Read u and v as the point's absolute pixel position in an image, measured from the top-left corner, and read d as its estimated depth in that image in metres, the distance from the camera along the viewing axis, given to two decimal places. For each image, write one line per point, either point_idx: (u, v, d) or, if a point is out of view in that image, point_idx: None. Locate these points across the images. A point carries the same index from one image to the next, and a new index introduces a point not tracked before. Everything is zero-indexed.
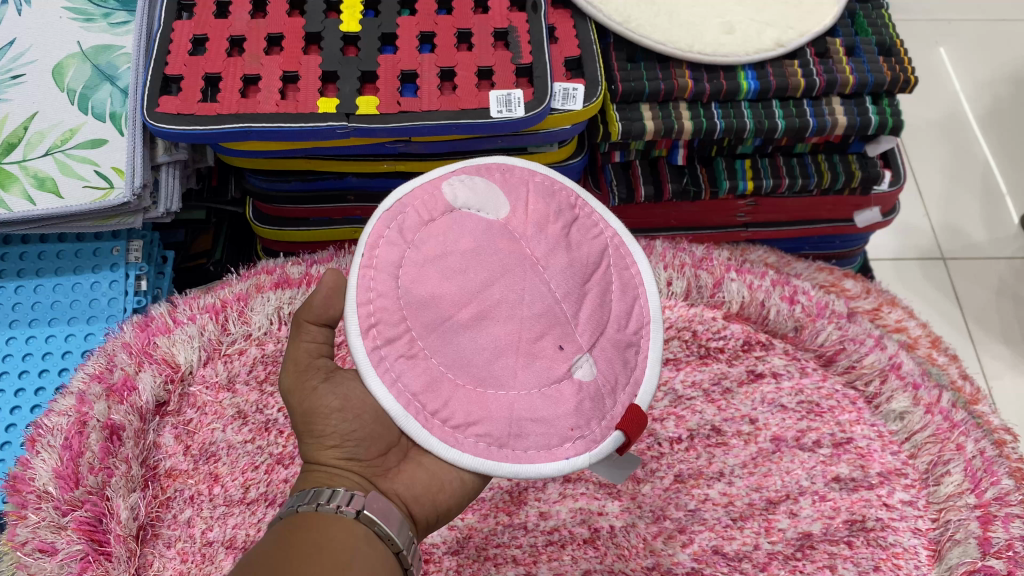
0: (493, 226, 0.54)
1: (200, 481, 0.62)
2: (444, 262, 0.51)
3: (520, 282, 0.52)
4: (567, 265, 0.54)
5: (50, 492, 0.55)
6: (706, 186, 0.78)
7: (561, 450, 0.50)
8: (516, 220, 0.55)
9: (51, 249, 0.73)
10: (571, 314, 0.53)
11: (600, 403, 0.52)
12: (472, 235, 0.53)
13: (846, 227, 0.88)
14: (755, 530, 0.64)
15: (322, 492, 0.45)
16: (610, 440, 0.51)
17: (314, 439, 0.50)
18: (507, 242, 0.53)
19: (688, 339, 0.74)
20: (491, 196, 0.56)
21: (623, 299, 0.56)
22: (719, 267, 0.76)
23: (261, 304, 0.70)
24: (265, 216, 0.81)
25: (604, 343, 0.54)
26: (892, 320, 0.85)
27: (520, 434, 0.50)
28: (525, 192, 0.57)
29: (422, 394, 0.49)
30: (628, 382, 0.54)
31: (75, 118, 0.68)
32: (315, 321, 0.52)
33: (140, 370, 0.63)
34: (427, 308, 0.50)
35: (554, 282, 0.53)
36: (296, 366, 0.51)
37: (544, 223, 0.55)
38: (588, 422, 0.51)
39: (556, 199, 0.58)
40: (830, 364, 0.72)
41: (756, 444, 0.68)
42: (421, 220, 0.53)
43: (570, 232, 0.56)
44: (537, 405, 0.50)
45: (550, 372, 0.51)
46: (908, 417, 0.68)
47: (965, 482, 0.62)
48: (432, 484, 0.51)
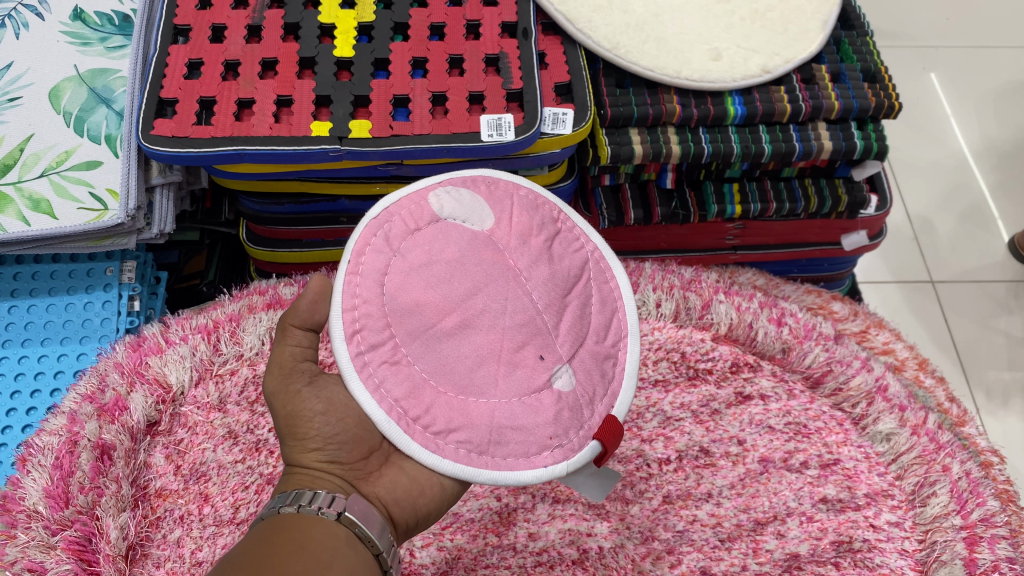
0: (477, 237, 0.55)
1: (190, 501, 0.62)
2: (428, 270, 0.52)
3: (504, 292, 0.53)
4: (548, 277, 0.55)
5: (40, 511, 0.55)
6: (695, 210, 0.79)
7: (540, 458, 0.51)
8: (501, 231, 0.56)
9: (46, 269, 0.73)
10: (552, 325, 0.54)
11: (578, 413, 0.53)
12: (457, 245, 0.54)
13: (834, 249, 0.89)
14: (743, 551, 0.64)
15: (304, 493, 0.46)
16: (588, 449, 0.52)
17: (297, 441, 0.50)
18: (491, 253, 0.54)
19: (677, 361, 0.74)
20: (477, 207, 0.56)
21: (603, 311, 0.57)
22: (708, 289, 0.77)
23: (253, 325, 0.71)
24: (259, 237, 0.82)
25: (584, 354, 0.54)
26: (880, 342, 0.85)
27: (500, 441, 0.50)
28: (511, 205, 0.57)
29: (405, 400, 0.49)
30: (606, 393, 0.55)
31: (70, 139, 0.69)
32: (300, 325, 0.53)
33: (132, 390, 0.64)
34: (411, 315, 0.51)
35: (537, 293, 0.54)
36: (281, 369, 0.52)
37: (528, 235, 0.56)
38: (566, 431, 0.52)
39: (539, 213, 0.58)
40: (817, 386, 0.73)
41: (744, 465, 0.69)
42: (407, 229, 0.54)
43: (552, 245, 0.57)
44: (517, 413, 0.51)
45: (529, 381, 0.51)
46: (894, 439, 0.68)
47: (952, 503, 0.63)
48: (412, 489, 0.51)
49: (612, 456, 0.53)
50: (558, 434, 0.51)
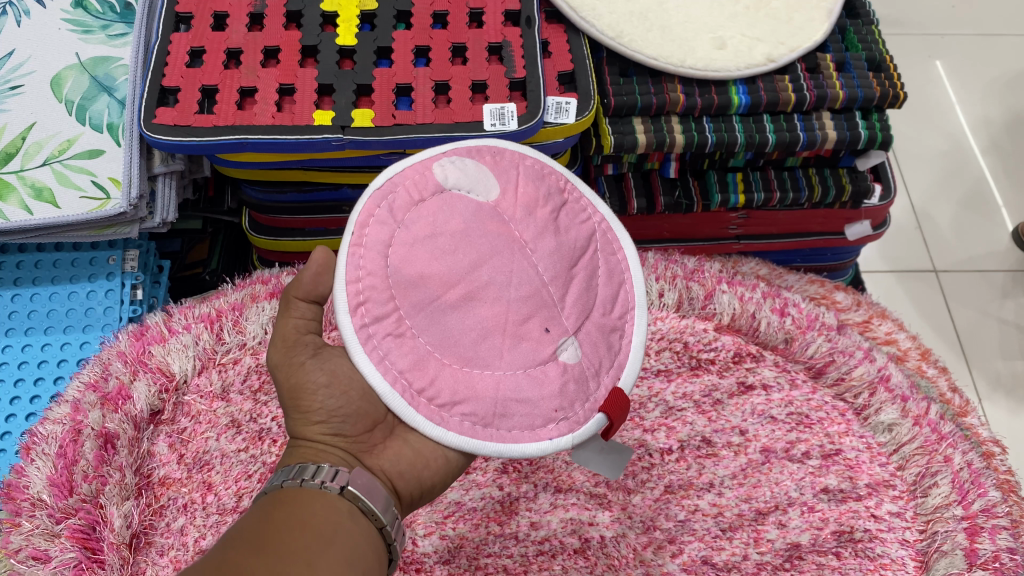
0: (483, 208, 0.54)
1: (193, 490, 0.62)
2: (433, 241, 0.52)
3: (509, 264, 0.52)
4: (555, 248, 0.55)
5: (43, 499, 0.55)
6: (698, 199, 0.79)
7: (545, 431, 0.51)
8: (506, 202, 0.55)
9: (48, 258, 0.73)
10: (558, 297, 0.53)
11: (584, 385, 0.53)
12: (462, 216, 0.53)
13: (836, 239, 0.89)
14: (744, 541, 0.64)
15: (307, 467, 0.46)
16: (593, 423, 0.53)
17: (301, 414, 0.50)
18: (497, 224, 0.54)
19: (680, 351, 0.74)
20: (482, 177, 0.56)
21: (609, 284, 0.57)
22: (711, 279, 0.77)
23: (256, 314, 0.71)
24: (261, 226, 0.82)
25: (590, 327, 0.55)
26: (883, 332, 0.85)
27: (504, 413, 0.50)
28: (516, 175, 0.57)
29: (409, 371, 0.50)
30: (611, 366, 0.55)
31: (73, 128, 0.69)
32: (303, 297, 0.52)
33: (135, 379, 0.64)
34: (416, 287, 0.50)
35: (542, 265, 0.53)
36: (284, 342, 0.52)
37: (534, 206, 0.56)
38: (571, 404, 0.52)
39: (546, 182, 0.58)
40: (819, 376, 0.73)
41: (746, 456, 0.69)
42: (411, 200, 0.53)
43: (559, 216, 0.57)
44: (522, 385, 0.51)
45: (535, 354, 0.51)
46: (896, 429, 0.68)
47: (953, 494, 0.63)
48: (417, 461, 0.52)
49: (618, 430, 0.54)
50: (563, 407, 0.52)
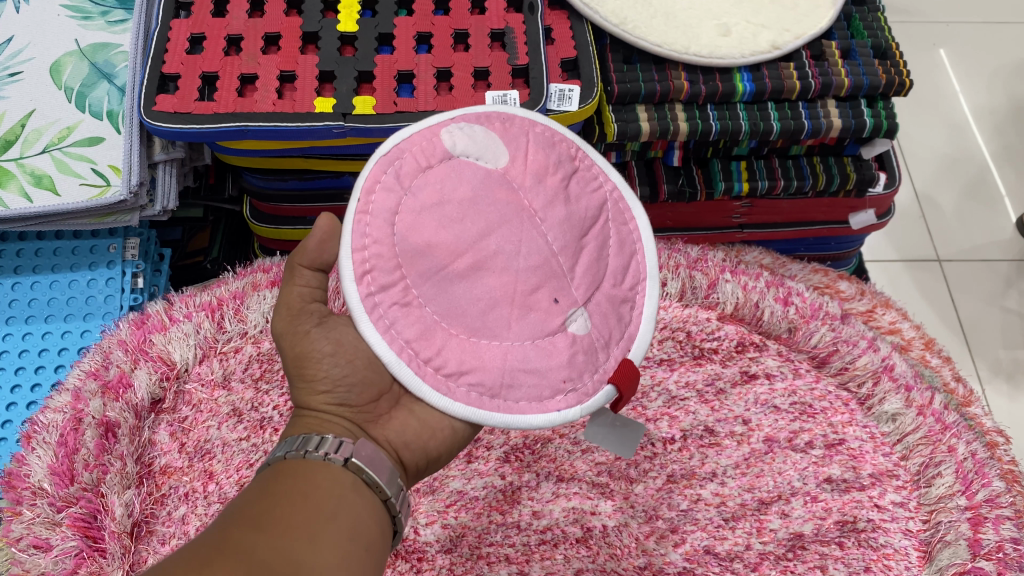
0: (492, 174, 0.53)
1: (194, 479, 0.62)
2: (441, 210, 0.51)
3: (518, 233, 0.52)
4: (565, 218, 0.54)
5: (44, 488, 0.55)
6: (702, 187, 0.78)
7: (553, 403, 0.51)
8: (515, 169, 0.54)
9: (48, 246, 0.73)
10: (567, 268, 0.53)
11: (593, 356, 0.53)
12: (470, 183, 0.52)
13: (841, 228, 0.88)
14: (747, 530, 0.64)
15: (311, 438, 0.45)
16: (601, 394, 0.52)
17: (306, 383, 0.50)
18: (506, 192, 0.53)
19: (683, 340, 0.74)
20: (491, 144, 0.55)
21: (620, 254, 0.57)
22: (715, 268, 0.76)
23: (258, 302, 0.70)
24: (263, 215, 0.82)
25: (600, 297, 0.54)
26: (887, 322, 0.85)
27: (512, 384, 0.50)
28: (526, 142, 0.56)
29: (416, 341, 0.49)
30: (622, 337, 0.55)
31: (72, 115, 0.69)
32: (309, 265, 0.52)
33: (136, 367, 0.64)
34: (423, 257, 0.50)
35: (552, 235, 0.53)
36: (289, 310, 0.51)
37: (544, 174, 0.55)
38: (580, 375, 0.52)
39: (556, 150, 0.57)
40: (823, 365, 0.73)
41: (749, 445, 0.69)
42: (419, 166, 0.53)
43: (569, 184, 0.56)
44: (529, 356, 0.51)
45: (543, 325, 0.51)
46: (900, 419, 0.68)
47: (957, 484, 0.63)
48: (422, 432, 0.52)
49: (627, 402, 0.54)
50: (571, 378, 0.52)
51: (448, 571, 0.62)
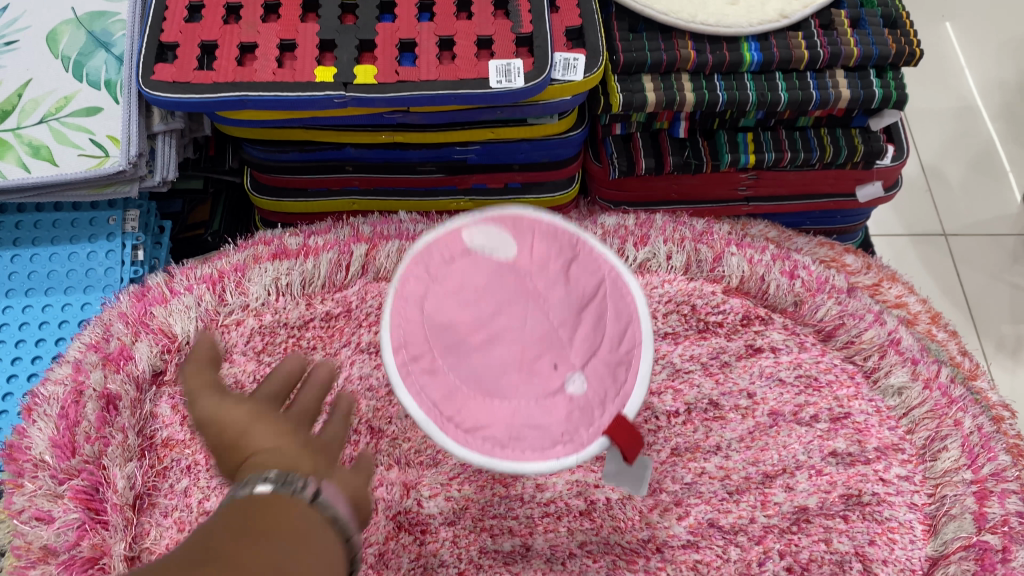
0: (505, 267, 0.55)
1: (197, 451, 0.61)
2: (460, 295, 0.54)
3: (523, 312, 0.54)
4: (566, 297, 0.55)
5: (46, 460, 0.56)
6: (707, 159, 0.77)
7: (553, 451, 0.51)
8: (526, 260, 0.56)
9: (47, 218, 0.72)
10: (568, 338, 0.54)
11: (586, 412, 0.52)
12: (486, 273, 0.55)
13: (847, 202, 0.87)
14: (751, 504, 0.64)
15: (265, 473, 0.38)
16: (595, 444, 0.51)
17: (240, 443, 0.41)
18: (513, 278, 0.55)
19: (688, 314, 0.73)
20: (506, 241, 0.56)
21: (618, 321, 0.56)
22: (720, 242, 0.76)
23: (259, 275, 0.69)
24: (265, 187, 0.81)
25: (597, 361, 0.54)
26: (892, 296, 0.84)
27: (518, 437, 0.51)
28: (535, 237, 0.57)
29: (442, 402, 0.51)
30: (616, 394, 0.53)
31: (69, 85, 0.68)
32: (207, 363, 0.50)
33: (137, 340, 0.64)
34: (446, 331, 0.52)
35: (554, 311, 0.55)
36: (200, 380, 0.47)
37: (551, 265, 0.56)
38: (574, 427, 0.51)
39: (562, 243, 0.57)
40: (829, 339, 0.72)
41: (753, 419, 0.68)
42: (445, 257, 0.55)
43: (571, 268, 0.57)
44: (534, 412, 0.51)
45: (545, 386, 0.52)
46: (906, 392, 0.68)
47: (962, 458, 0.63)
48: (363, 477, 0.44)
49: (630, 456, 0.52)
50: (570, 431, 0.51)
51: (453, 543, 0.62)
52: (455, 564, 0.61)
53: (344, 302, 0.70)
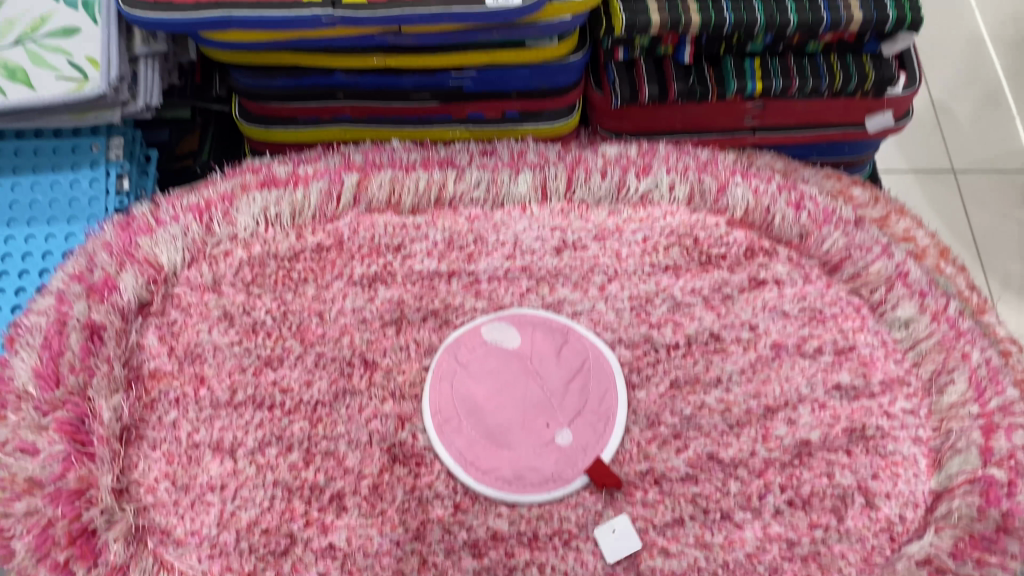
0: (513, 358, 0.64)
1: (186, 383, 0.60)
2: (478, 369, 0.63)
3: (526, 389, 0.63)
4: (559, 364, 0.64)
5: (29, 392, 0.56)
6: (713, 86, 0.75)
7: (546, 484, 0.59)
8: (530, 351, 0.64)
9: (27, 146, 0.70)
10: (559, 400, 0.62)
11: (570, 457, 0.60)
12: (499, 357, 0.64)
13: (856, 133, 0.84)
14: (752, 437, 0.62)
15: None
16: (578, 481, 0.59)
17: None
18: (520, 362, 0.64)
19: (690, 246, 0.70)
20: (512, 340, 0.65)
21: (601, 383, 0.63)
22: (725, 172, 0.73)
23: (248, 205, 0.67)
24: (252, 115, 0.78)
25: (582, 416, 0.62)
26: (900, 229, 0.80)
27: (519, 476, 0.59)
28: (537, 334, 0.65)
29: (467, 450, 0.60)
30: (596, 441, 0.61)
31: (46, 5, 0.65)
32: None
33: (122, 270, 0.62)
34: (466, 400, 0.62)
35: (551, 382, 0.63)
36: None
37: (551, 358, 0.64)
38: (561, 469, 0.60)
39: (563, 355, 0.64)
40: (835, 272, 0.69)
41: (755, 351, 0.66)
42: (470, 351, 0.64)
43: (563, 349, 0.64)
44: (531, 459, 0.60)
45: (540, 437, 0.61)
46: (913, 325, 0.66)
47: (969, 392, 0.62)
48: None
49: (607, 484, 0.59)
50: (558, 470, 0.60)
51: (448, 476, 0.59)
52: (450, 497, 0.59)
53: (335, 233, 0.68)
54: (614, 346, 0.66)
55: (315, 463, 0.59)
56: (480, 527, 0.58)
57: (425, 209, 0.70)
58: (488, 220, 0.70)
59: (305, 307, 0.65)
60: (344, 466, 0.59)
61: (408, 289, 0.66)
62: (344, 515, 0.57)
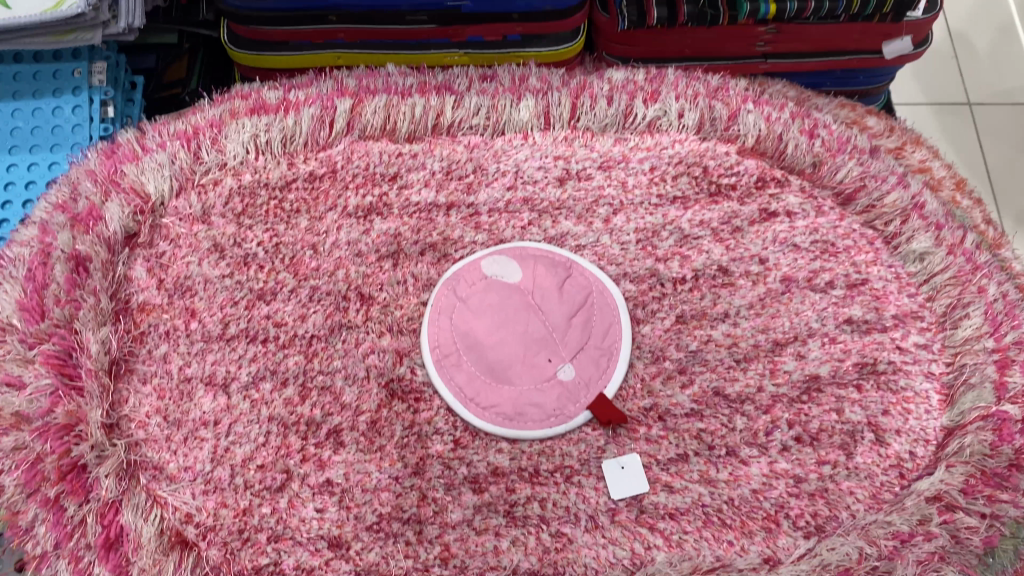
0: (514, 292, 0.62)
1: (176, 316, 0.59)
2: (478, 304, 0.61)
3: (527, 323, 0.61)
4: (561, 298, 0.61)
5: (14, 324, 0.54)
6: (725, 9, 0.72)
7: (548, 420, 0.58)
8: (532, 284, 0.62)
9: (7, 72, 0.67)
10: (562, 334, 0.60)
11: (573, 392, 0.59)
12: (500, 292, 0.62)
13: (872, 60, 0.80)
14: (759, 372, 0.60)
15: None
16: (581, 416, 0.58)
17: None
18: (522, 297, 0.61)
19: (698, 176, 0.68)
20: (514, 274, 0.62)
21: (605, 316, 0.61)
22: (736, 98, 0.71)
23: (237, 132, 0.65)
24: (241, 40, 0.75)
25: (585, 351, 0.60)
26: (916, 160, 0.77)
27: (520, 412, 0.58)
28: (538, 268, 0.63)
29: (467, 386, 0.58)
30: (599, 376, 0.59)
31: None
32: None
33: (107, 200, 0.60)
34: (466, 334, 0.60)
35: (553, 317, 0.61)
36: None
37: (552, 292, 0.62)
38: (563, 405, 0.58)
39: (566, 289, 0.62)
40: (848, 203, 0.67)
41: (765, 285, 0.64)
42: (471, 285, 0.62)
43: (565, 283, 0.62)
44: (533, 395, 0.58)
45: (542, 372, 0.59)
46: (928, 259, 0.64)
47: (985, 325, 0.60)
48: None
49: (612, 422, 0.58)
50: (561, 406, 0.58)
51: (447, 411, 0.58)
52: (450, 433, 0.57)
53: (329, 162, 0.65)
54: (619, 280, 0.64)
55: (311, 398, 0.57)
56: (480, 463, 0.56)
57: (422, 137, 0.68)
58: (488, 149, 0.67)
59: (298, 239, 0.63)
60: (341, 401, 0.58)
61: (406, 221, 0.64)
62: (342, 451, 0.56)
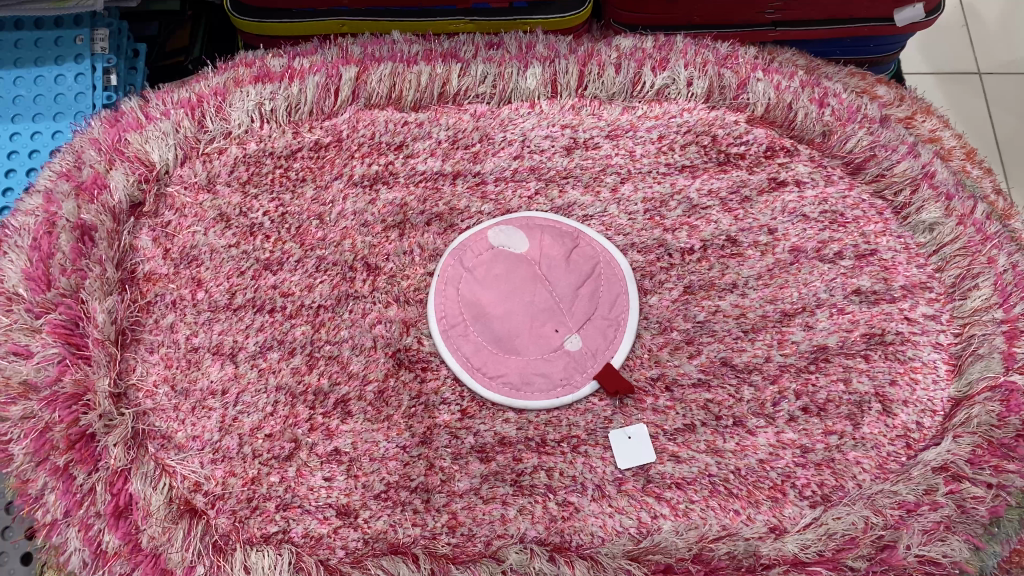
0: (521, 261, 0.61)
1: (182, 287, 0.59)
2: (485, 274, 0.60)
3: (534, 293, 0.60)
4: (568, 268, 0.61)
5: (20, 294, 0.52)
6: None
7: (555, 390, 0.58)
8: (539, 254, 0.61)
9: (8, 39, 0.67)
10: (569, 304, 0.60)
11: (580, 362, 0.58)
12: (506, 262, 0.61)
13: (884, 28, 0.79)
14: (767, 343, 0.60)
15: None
16: (588, 386, 0.58)
17: None
18: (529, 267, 0.61)
19: (707, 145, 0.67)
20: (521, 244, 0.61)
21: (612, 285, 0.61)
22: (745, 67, 0.69)
23: (241, 99, 0.64)
24: (244, 7, 0.74)
25: (592, 321, 0.60)
26: (926, 129, 0.77)
27: (527, 382, 0.58)
28: (546, 237, 0.62)
29: (473, 356, 0.58)
30: (606, 346, 0.59)
31: None
32: None
33: (112, 168, 0.59)
34: (472, 304, 0.60)
35: (560, 287, 0.60)
36: None
37: (560, 261, 0.61)
38: (570, 375, 0.58)
39: (573, 258, 0.61)
40: (858, 172, 0.66)
41: (774, 256, 0.63)
42: (477, 255, 0.61)
43: (572, 254, 0.61)
44: (540, 366, 0.58)
45: (548, 342, 0.59)
46: (938, 230, 0.63)
47: (994, 297, 0.59)
48: None
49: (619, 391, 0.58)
50: (569, 375, 0.58)
51: (455, 381, 0.58)
52: (457, 403, 0.57)
53: (334, 131, 0.65)
54: (627, 251, 0.63)
55: (318, 367, 0.57)
56: (487, 433, 0.57)
57: (428, 105, 0.67)
58: (494, 118, 0.67)
59: (304, 209, 0.62)
60: (348, 370, 0.58)
61: (412, 191, 0.64)
62: (349, 420, 0.56)
